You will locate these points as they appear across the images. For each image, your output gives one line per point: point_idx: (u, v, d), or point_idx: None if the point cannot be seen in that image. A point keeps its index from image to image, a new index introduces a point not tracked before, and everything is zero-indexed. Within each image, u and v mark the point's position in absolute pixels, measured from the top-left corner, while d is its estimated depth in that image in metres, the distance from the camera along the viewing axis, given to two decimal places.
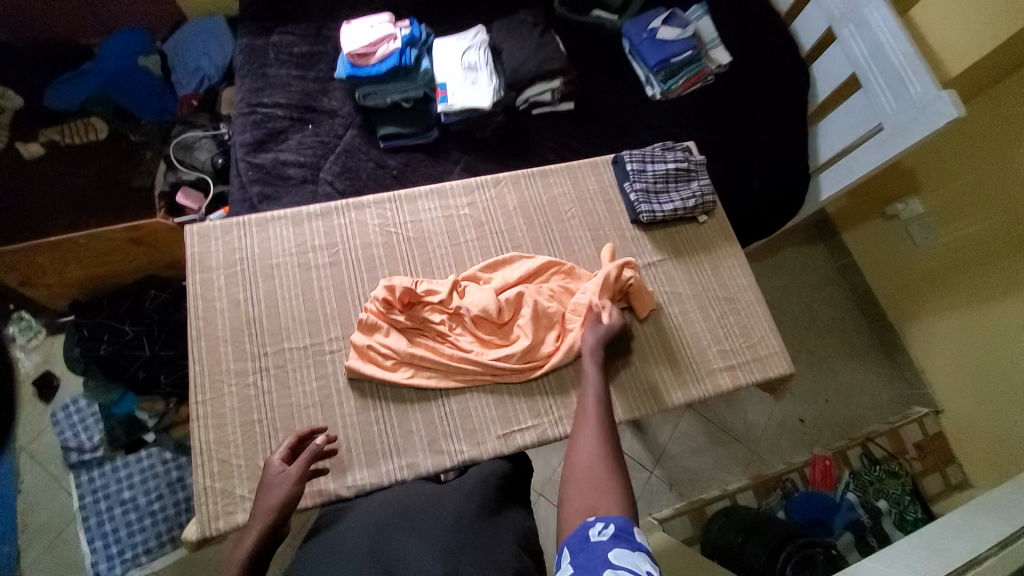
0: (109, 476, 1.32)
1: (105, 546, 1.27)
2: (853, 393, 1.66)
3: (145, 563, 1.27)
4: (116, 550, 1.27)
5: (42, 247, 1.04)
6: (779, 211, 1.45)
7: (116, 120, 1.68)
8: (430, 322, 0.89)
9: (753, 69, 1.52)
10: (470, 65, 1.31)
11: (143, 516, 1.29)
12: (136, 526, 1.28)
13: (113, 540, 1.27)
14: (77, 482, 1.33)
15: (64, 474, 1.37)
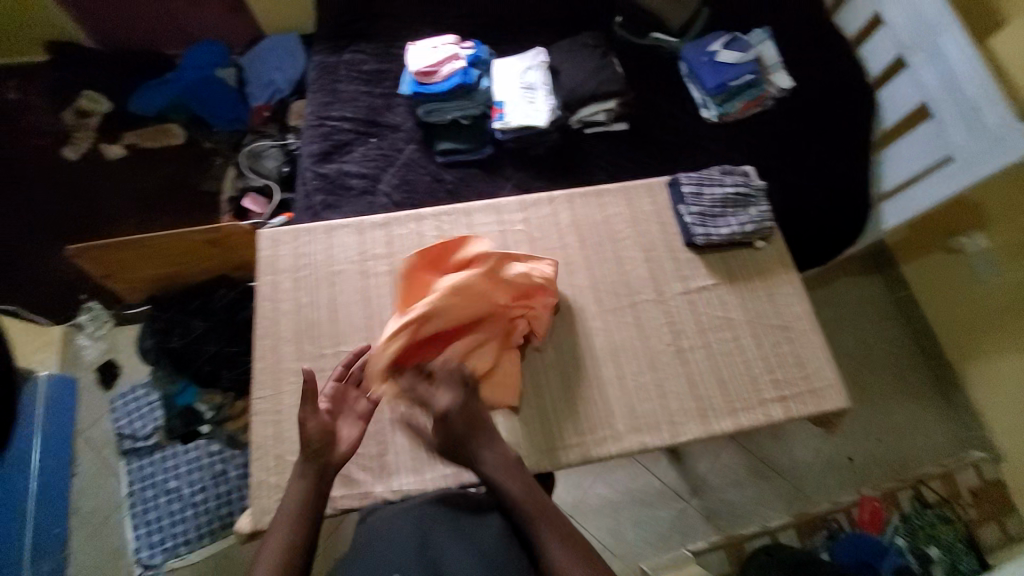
0: (158, 466, 1.43)
1: (148, 535, 1.38)
2: (908, 433, 1.57)
3: (187, 553, 1.36)
4: (157, 540, 1.38)
5: (127, 245, 1.13)
6: (832, 241, 1.41)
7: (189, 128, 1.80)
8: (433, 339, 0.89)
9: (814, 94, 1.49)
10: (528, 84, 1.36)
11: (186, 507, 1.39)
12: (179, 516, 1.38)
13: (155, 529, 1.39)
14: (128, 468, 1.44)
15: (115, 462, 1.47)
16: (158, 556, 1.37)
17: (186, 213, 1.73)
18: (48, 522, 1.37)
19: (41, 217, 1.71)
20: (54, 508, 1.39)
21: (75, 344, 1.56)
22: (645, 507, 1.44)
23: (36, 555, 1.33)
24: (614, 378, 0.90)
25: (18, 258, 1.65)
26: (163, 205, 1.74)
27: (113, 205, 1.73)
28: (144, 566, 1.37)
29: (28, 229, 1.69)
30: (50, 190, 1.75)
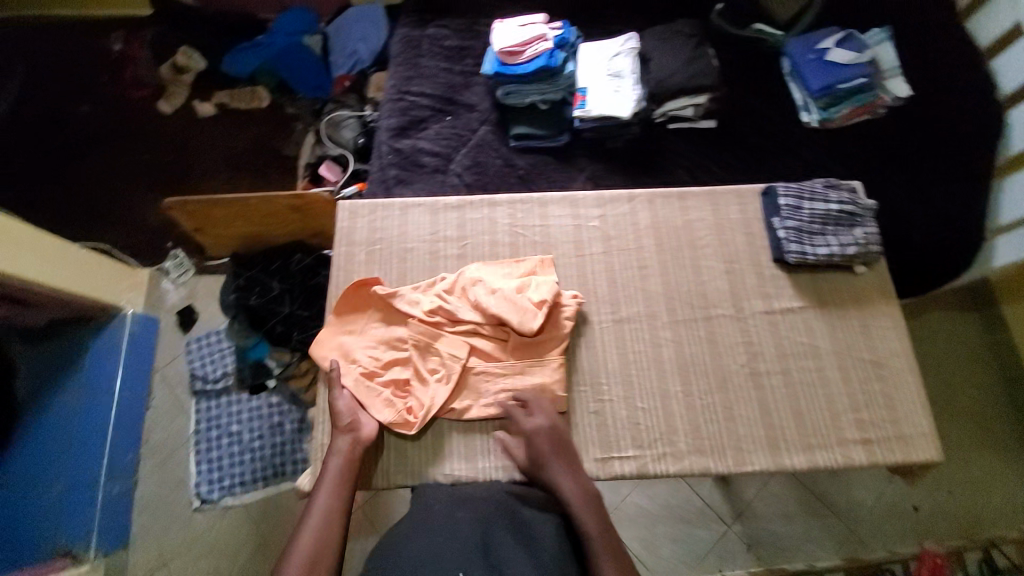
0: (223, 409, 1.54)
1: (208, 472, 1.49)
2: (989, 492, 1.41)
3: (241, 493, 1.47)
4: (217, 478, 1.49)
5: (222, 203, 1.17)
6: (934, 273, 1.27)
7: (276, 92, 1.89)
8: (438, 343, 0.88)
9: (936, 105, 1.33)
10: (615, 72, 1.28)
11: (245, 450, 1.50)
12: (238, 458, 1.49)
13: (215, 467, 1.49)
14: (197, 407, 1.56)
15: (185, 400, 1.59)
16: (217, 493, 1.48)
17: (265, 174, 1.82)
18: (123, 447, 1.49)
19: (138, 166, 1.83)
20: (129, 435, 1.51)
21: (160, 288, 1.68)
22: (682, 524, 1.40)
23: (110, 477, 1.43)
24: (679, 393, 0.85)
25: (116, 203, 1.78)
26: (245, 165, 1.83)
27: (202, 161, 1.84)
28: (203, 500, 1.48)
29: (126, 176, 1.82)
30: (147, 141, 1.87)
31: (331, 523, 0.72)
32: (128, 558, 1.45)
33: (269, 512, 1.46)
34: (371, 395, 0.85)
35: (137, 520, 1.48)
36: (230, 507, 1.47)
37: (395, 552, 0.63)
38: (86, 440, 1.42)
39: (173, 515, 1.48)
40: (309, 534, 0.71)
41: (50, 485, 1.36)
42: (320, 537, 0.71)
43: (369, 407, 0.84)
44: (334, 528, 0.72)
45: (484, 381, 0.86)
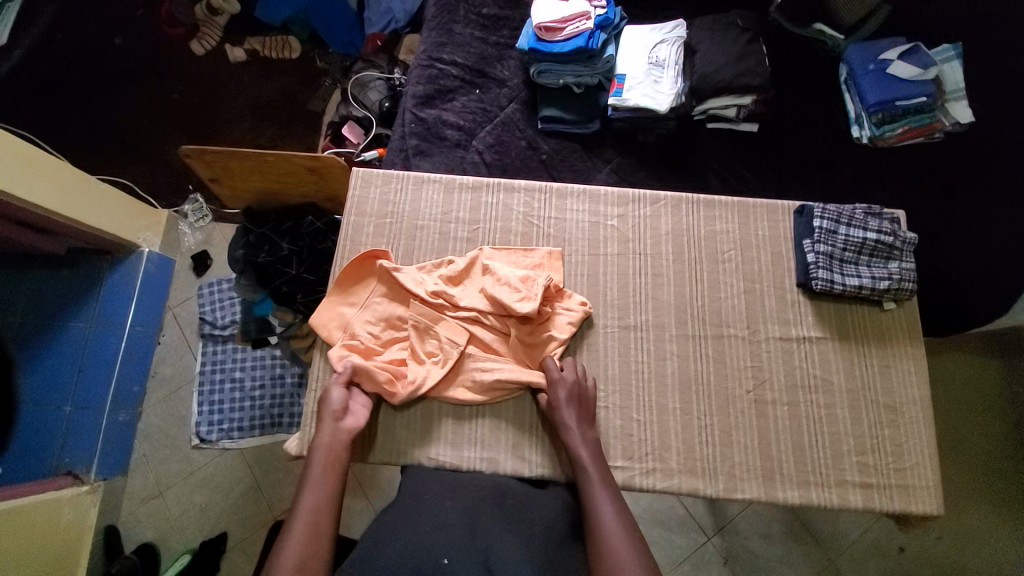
0: (229, 354, 1.56)
1: (209, 413, 1.52)
2: (983, 546, 1.37)
3: (238, 438, 1.50)
4: (218, 420, 1.51)
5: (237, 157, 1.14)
6: (966, 314, 1.20)
7: (309, 43, 1.86)
8: (438, 327, 0.85)
9: (1001, 136, 1.23)
10: (656, 61, 1.20)
11: (245, 397, 1.52)
12: (238, 404, 1.51)
13: (216, 409, 1.52)
14: (203, 350, 1.58)
15: (194, 341, 1.61)
16: (215, 434, 1.50)
17: (289, 128, 1.79)
18: (130, 379, 1.52)
19: (165, 105, 1.82)
20: (138, 368, 1.55)
21: (177, 229, 1.68)
22: (662, 530, 1.40)
23: (115, 406, 1.47)
24: (678, 409, 0.82)
25: (139, 139, 1.77)
26: (271, 116, 1.80)
27: (228, 107, 1.82)
28: (202, 439, 1.51)
29: (151, 113, 1.80)
30: (177, 80, 1.85)
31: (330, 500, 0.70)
32: (126, 482, 1.49)
33: (262, 461, 1.50)
34: (364, 367, 0.82)
35: (138, 448, 1.52)
36: (228, 448, 1.50)
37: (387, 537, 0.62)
38: (96, 367, 1.45)
39: (173, 448, 1.52)
40: (300, 521, 0.66)
41: (61, 405, 1.41)
42: (322, 510, 0.68)
43: (361, 380, 0.81)
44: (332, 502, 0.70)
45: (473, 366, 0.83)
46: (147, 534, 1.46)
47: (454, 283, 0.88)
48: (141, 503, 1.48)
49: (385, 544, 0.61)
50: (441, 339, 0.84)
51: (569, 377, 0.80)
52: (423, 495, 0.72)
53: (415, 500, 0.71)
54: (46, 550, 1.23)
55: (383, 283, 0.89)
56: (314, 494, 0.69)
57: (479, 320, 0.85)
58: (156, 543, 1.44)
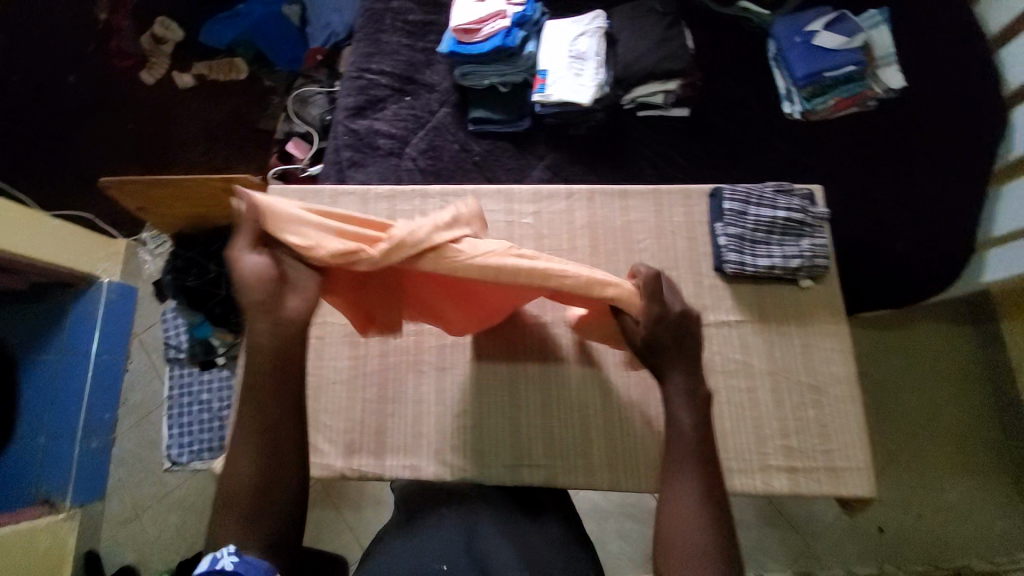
0: (195, 377, 1.48)
1: (179, 435, 1.46)
2: (961, 515, 1.32)
3: (208, 458, 1.45)
4: (188, 442, 1.46)
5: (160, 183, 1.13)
6: (921, 283, 1.17)
7: (256, 63, 1.83)
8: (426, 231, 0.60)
9: (932, 100, 1.22)
10: (578, 54, 1.20)
11: (212, 419, 1.46)
12: (207, 425, 1.46)
13: (185, 432, 1.46)
14: (169, 374, 1.50)
15: (162, 365, 1.54)
16: (186, 456, 1.45)
17: (239, 146, 1.77)
18: (100, 407, 1.46)
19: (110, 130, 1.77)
20: (106, 395, 1.48)
21: (136, 257, 1.60)
22: (634, 524, 1.36)
23: (87, 433, 1.42)
24: (598, 404, 0.81)
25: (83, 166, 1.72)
26: (221, 137, 1.78)
27: (176, 129, 1.78)
28: (173, 462, 1.46)
29: (96, 139, 1.76)
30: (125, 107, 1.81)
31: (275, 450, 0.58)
32: (104, 507, 1.44)
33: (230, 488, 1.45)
34: (323, 224, 0.59)
35: (115, 473, 1.47)
36: (199, 470, 1.45)
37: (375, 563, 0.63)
38: (66, 397, 1.41)
39: (143, 471, 1.47)
40: (256, 422, 0.58)
41: (35, 438, 1.37)
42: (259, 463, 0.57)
43: (322, 237, 0.58)
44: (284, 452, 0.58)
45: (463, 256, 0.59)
46: (128, 555, 1.41)
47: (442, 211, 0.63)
48: (120, 527, 1.43)
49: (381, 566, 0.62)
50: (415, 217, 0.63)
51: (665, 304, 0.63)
52: (418, 519, 0.70)
53: (417, 523, 0.69)
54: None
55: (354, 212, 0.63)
56: (255, 402, 0.58)
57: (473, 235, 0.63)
58: (137, 565, 1.40)
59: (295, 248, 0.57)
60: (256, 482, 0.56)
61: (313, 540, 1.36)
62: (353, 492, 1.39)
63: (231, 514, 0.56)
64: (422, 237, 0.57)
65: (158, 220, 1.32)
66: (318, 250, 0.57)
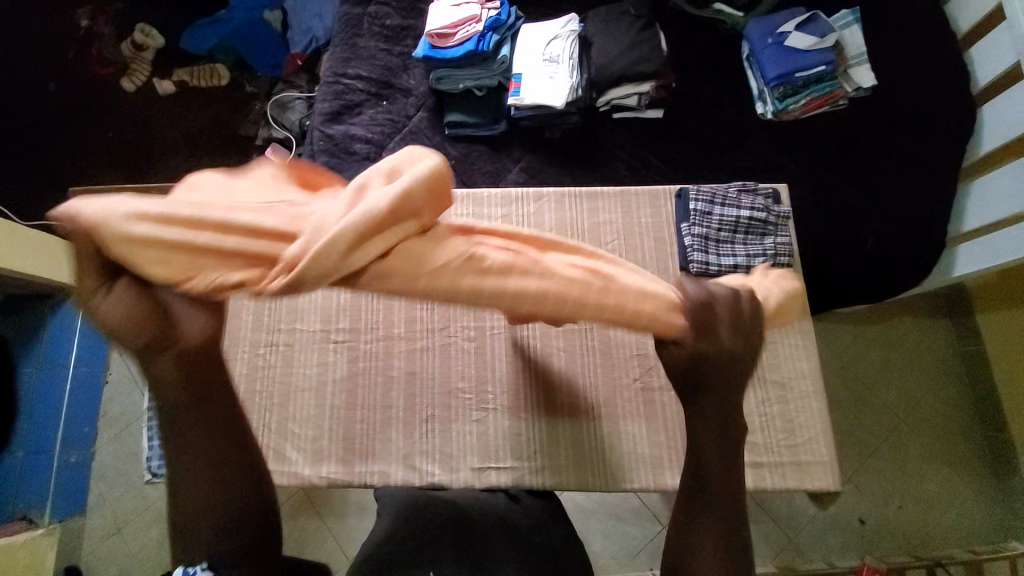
0: None
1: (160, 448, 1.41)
2: (938, 505, 1.33)
3: None
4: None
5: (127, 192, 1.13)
6: (894, 280, 1.18)
7: (236, 69, 1.81)
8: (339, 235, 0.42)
9: (901, 99, 1.23)
10: (551, 57, 1.21)
11: None
12: None
13: None
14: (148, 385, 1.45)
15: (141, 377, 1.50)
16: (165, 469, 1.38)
17: (220, 152, 1.76)
18: (79, 420, 1.43)
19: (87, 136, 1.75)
20: (86, 408, 1.45)
21: None
22: (619, 523, 1.36)
23: (66, 447, 1.39)
24: (565, 405, 0.82)
25: (59, 173, 1.69)
26: (202, 143, 1.76)
27: (156, 136, 1.77)
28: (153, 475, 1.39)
29: (73, 146, 1.73)
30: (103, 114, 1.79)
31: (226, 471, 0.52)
32: (84, 523, 1.41)
33: None
34: (188, 236, 0.43)
35: (94, 487, 1.43)
36: None
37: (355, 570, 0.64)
38: (44, 411, 1.38)
39: (125, 484, 1.44)
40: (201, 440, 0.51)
41: (12, 453, 1.34)
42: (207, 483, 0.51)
43: (194, 262, 0.43)
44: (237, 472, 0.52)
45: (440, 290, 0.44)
46: (109, 569, 1.39)
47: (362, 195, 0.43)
48: (102, 540, 1.40)
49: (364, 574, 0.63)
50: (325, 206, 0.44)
51: (721, 339, 0.50)
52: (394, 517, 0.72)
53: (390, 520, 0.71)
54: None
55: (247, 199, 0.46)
56: (189, 423, 0.50)
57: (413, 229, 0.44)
58: None
59: (160, 281, 0.44)
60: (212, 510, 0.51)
61: (294, 549, 1.34)
62: (336, 499, 1.38)
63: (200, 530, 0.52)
64: (322, 263, 0.41)
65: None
66: (195, 283, 0.44)
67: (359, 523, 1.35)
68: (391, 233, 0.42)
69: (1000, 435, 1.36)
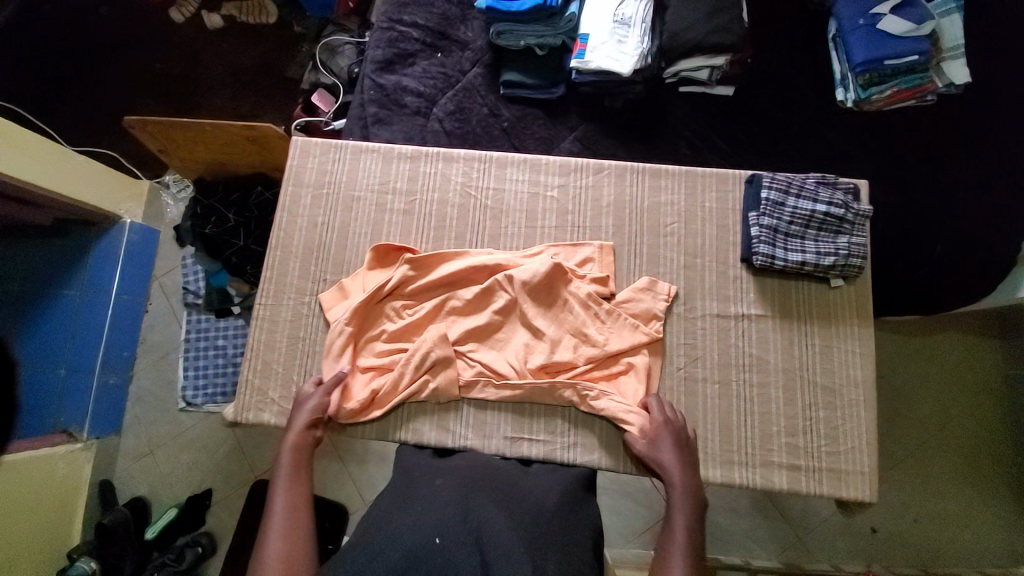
0: (212, 324, 1.49)
1: (194, 378, 1.47)
2: (956, 526, 1.30)
3: (222, 402, 1.46)
4: (203, 385, 1.47)
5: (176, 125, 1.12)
6: (960, 292, 1.10)
7: (287, 8, 1.72)
8: (413, 377, 0.80)
9: (1000, 98, 1.12)
10: (622, 19, 1.13)
11: (228, 363, 1.47)
12: (221, 370, 1.47)
13: (200, 376, 1.47)
14: (187, 318, 1.51)
15: (180, 310, 1.55)
16: (200, 398, 1.46)
17: (262, 90, 1.70)
18: (120, 343, 1.48)
19: (131, 62, 1.72)
20: (126, 332, 1.50)
21: (160, 201, 1.60)
22: (630, 503, 1.34)
23: (105, 370, 1.44)
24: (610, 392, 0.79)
25: (102, 98, 1.68)
26: (242, 79, 1.70)
27: (198, 69, 1.72)
28: (187, 403, 1.47)
29: (117, 71, 1.71)
30: (150, 43, 1.74)
31: (299, 508, 0.69)
32: (120, 440, 1.47)
33: (246, 440, 1.45)
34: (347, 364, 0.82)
35: (132, 410, 1.49)
36: (212, 412, 1.46)
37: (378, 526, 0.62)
38: (87, 332, 1.41)
39: (160, 410, 1.48)
40: (286, 488, 0.71)
41: (54, 368, 1.35)
42: (294, 516, 0.68)
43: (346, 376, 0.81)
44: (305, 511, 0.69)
45: (484, 391, 0.80)
46: (140, 487, 1.44)
47: (430, 356, 0.80)
48: (134, 462, 1.45)
49: (377, 533, 0.60)
50: (410, 362, 0.80)
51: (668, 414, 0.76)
52: (418, 480, 0.71)
53: (405, 481, 0.72)
54: (34, 507, 1.22)
55: (372, 327, 0.85)
56: (287, 480, 0.72)
57: (451, 373, 0.80)
58: (148, 498, 1.42)
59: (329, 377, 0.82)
60: (275, 554, 0.63)
61: (316, 488, 1.40)
62: (359, 447, 1.42)
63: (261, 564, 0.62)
64: (404, 391, 0.80)
65: (179, 163, 1.31)
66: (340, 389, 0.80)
67: (378, 472, 1.39)
68: (440, 378, 0.80)
69: None
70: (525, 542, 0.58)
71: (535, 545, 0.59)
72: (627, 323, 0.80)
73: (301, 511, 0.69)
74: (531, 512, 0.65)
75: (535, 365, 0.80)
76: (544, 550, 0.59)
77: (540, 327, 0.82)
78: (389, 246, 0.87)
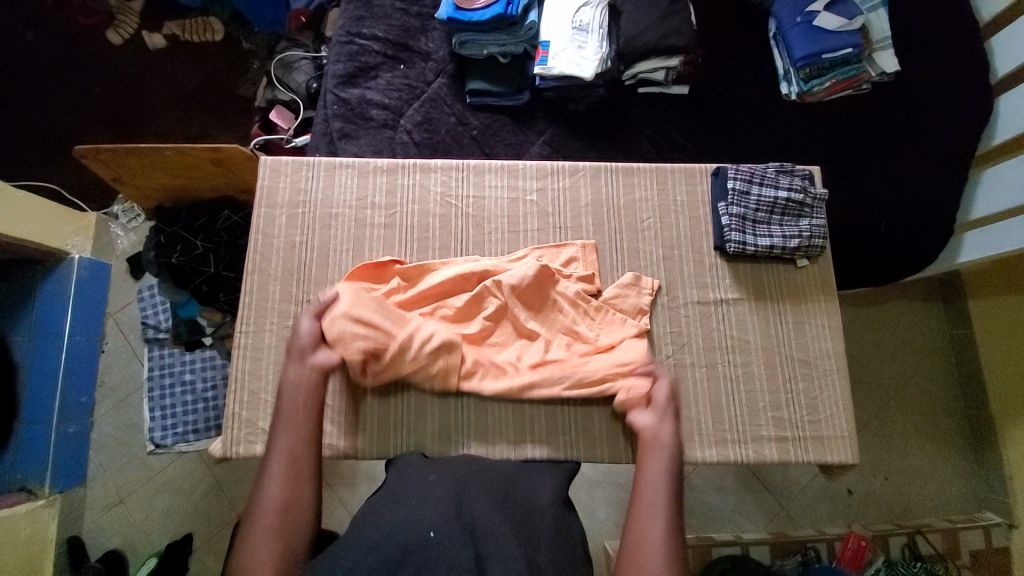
0: (178, 358, 1.41)
1: (162, 418, 1.39)
2: (919, 478, 1.41)
3: (195, 440, 1.38)
4: (173, 424, 1.38)
5: (128, 152, 1.07)
6: (902, 265, 1.20)
7: (233, 24, 1.66)
8: (410, 357, 0.79)
9: (924, 86, 1.24)
10: (580, 25, 1.16)
11: (198, 399, 1.39)
12: (191, 406, 1.39)
13: (169, 414, 1.39)
14: (149, 355, 1.42)
15: (140, 346, 1.46)
16: (170, 438, 1.38)
17: (214, 110, 1.63)
18: (75, 389, 1.37)
19: (66, 89, 1.61)
20: (82, 377, 1.39)
21: (108, 233, 1.50)
22: (623, 493, 1.37)
23: (63, 417, 1.33)
24: None
25: (36, 129, 1.56)
26: (191, 101, 1.63)
27: (141, 92, 1.63)
28: (157, 445, 1.38)
29: (49, 100, 1.59)
30: (84, 66, 1.63)
31: (298, 466, 0.68)
32: (86, 492, 1.36)
33: (226, 475, 1.38)
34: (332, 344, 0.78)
35: (95, 458, 1.39)
36: (184, 452, 1.39)
37: (367, 524, 0.62)
38: (39, 380, 1.31)
39: (128, 455, 1.39)
40: (279, 484, 0.65)
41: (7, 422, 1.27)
42: (291, 479, 0.66)
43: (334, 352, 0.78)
44: (304, 471, 0.67)
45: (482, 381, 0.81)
46: (112, 540, 1.34)
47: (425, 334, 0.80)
48: (104, 511, 1.36)
49: (370, 537, 0.60)
50: (408, 340, 0.79)
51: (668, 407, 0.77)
52: (409, 477, 0.71)
53: (399, 480, 0.71)
54: None
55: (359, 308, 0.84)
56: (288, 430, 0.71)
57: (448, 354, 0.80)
58: (123, 548, 1.33)
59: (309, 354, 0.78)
60: (268, 515, 0.63)
61: None
62: (347, 468, 1.38)
63: (252, 531, 0.61)
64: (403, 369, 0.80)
65: (134, 191, 1.25)
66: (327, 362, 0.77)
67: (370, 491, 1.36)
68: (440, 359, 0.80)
69: (977, 415, 1.43)
70: (516, 539, 0.60)
71: (529, 547, 0.60)
72: (616, 318, 0.84)
73: (298, 464, 0.68)
74: (529, 514, 0.66)
75: (529, 363, 0.82)
76: (538, 548, 0.61)
77: (533, 329, 0.84)
78: (376, 263, 0.86)
